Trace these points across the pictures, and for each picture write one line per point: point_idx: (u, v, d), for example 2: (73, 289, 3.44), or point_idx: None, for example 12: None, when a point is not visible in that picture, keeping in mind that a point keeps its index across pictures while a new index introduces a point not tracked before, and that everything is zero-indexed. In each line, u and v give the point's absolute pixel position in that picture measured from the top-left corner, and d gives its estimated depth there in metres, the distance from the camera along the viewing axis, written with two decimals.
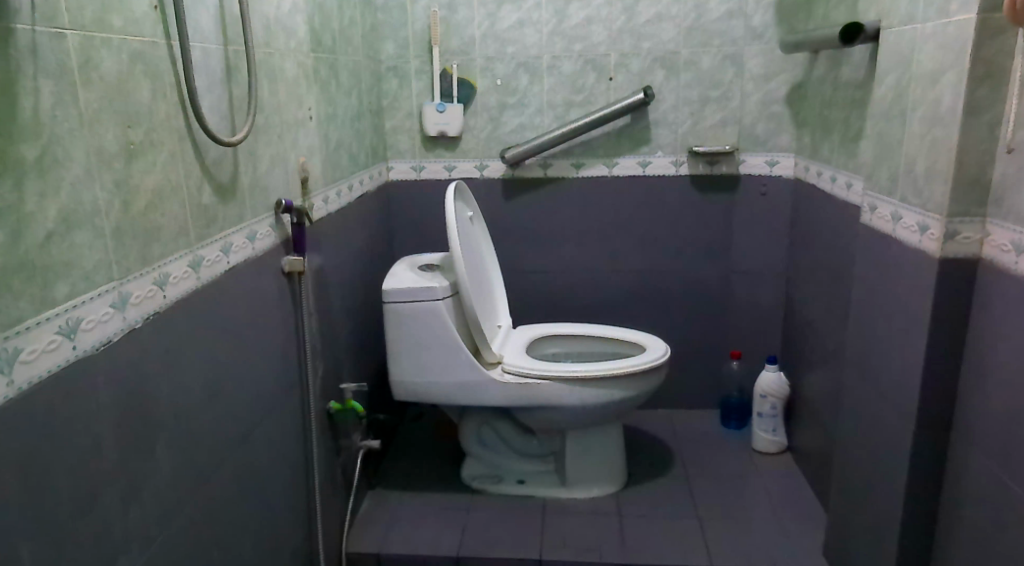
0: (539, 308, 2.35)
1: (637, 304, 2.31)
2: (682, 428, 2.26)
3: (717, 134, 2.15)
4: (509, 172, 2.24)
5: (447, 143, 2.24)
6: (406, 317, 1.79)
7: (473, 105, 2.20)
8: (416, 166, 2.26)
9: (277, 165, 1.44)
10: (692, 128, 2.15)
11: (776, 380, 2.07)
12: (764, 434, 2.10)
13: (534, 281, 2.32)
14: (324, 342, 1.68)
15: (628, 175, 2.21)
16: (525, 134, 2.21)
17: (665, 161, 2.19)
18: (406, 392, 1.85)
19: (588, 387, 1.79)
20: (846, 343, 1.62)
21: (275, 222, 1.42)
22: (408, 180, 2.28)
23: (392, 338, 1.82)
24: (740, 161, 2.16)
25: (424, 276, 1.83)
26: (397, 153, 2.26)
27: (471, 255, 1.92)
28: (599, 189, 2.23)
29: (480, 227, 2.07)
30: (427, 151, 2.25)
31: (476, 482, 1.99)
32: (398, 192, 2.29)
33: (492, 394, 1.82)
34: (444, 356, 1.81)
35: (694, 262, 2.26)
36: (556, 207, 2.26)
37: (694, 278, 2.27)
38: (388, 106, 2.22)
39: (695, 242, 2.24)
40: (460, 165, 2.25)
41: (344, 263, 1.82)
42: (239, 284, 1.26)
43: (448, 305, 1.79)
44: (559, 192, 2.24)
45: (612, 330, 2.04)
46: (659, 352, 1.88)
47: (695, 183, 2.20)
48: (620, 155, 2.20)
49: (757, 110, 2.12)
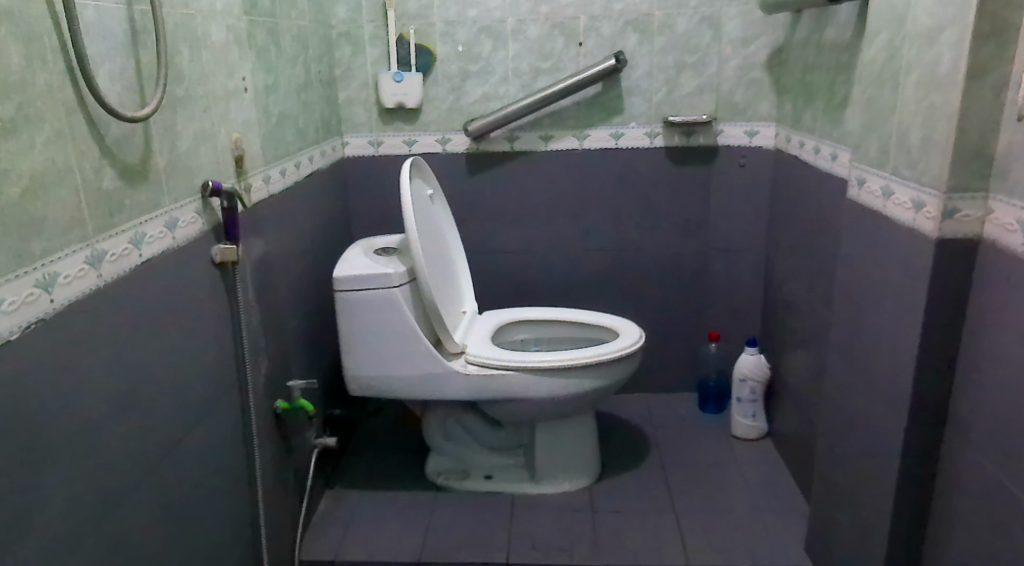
0: (508, 290, 2.22)
1: (611, 284, 2.19)
2: (658, 414, 2.16)
3: (694, 102, 2.01)
4: (472, 146, 2.09)
5: (406, 115, 2.09)
6: (359, 307, 1.66)
7: (432, 74, 2.05)
8: (373, 140, 2.12)
9: (204, 142, 1.29)
10: (668, 97, 2.02)
11: (755, 363, 1.95)
12: (743, 419, 2.00)
13: (502, 262, 2.19)
14: (269, 335, 1.55)
15: (600, 147, 2.07)
16: (489, 104, 2.06)
17: (639, 132, 2.05)
18: (362, 387, 1.72)
19: (557, 376, 1.67)
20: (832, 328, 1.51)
21: (202, 207, 1.28)
22: (365, 156, 2.13)
23: (345, 328, 1.68)
24: (718, 131, 2.03)
25: (378, 262, 1.69)
26: (352, 127, 2.10)
27: (430, 238, 1.78)
28: (570, 163, 2.09)
29: (442, 204, 1.94)
30: (385, 125, 2.10)
31: (441, 478, 1.87)
32: (354, 169, 2.14)
33: (454, 387, 1.70)
34: (402, 347, 1.68)
35: (670, 240, 2.14)
36: (523, 183, 2.12)
37: (671, 256, 2.15)
38: (342, 76, 2.06)
39: (671, 218, 2.12)
40: (421, 139, 2.10)
41: (291, 248, 1.68)
42: (154, 279, 1.12)
43: (404, 293, 1.66)
44: (527, 166, 2.10)
45: (583, 314, 1.92)
46: (633, 336, 1.76)
47: (672, 156, 2.07)
48: (591, 126, 2.06)
49: (736, 75, 1.98)
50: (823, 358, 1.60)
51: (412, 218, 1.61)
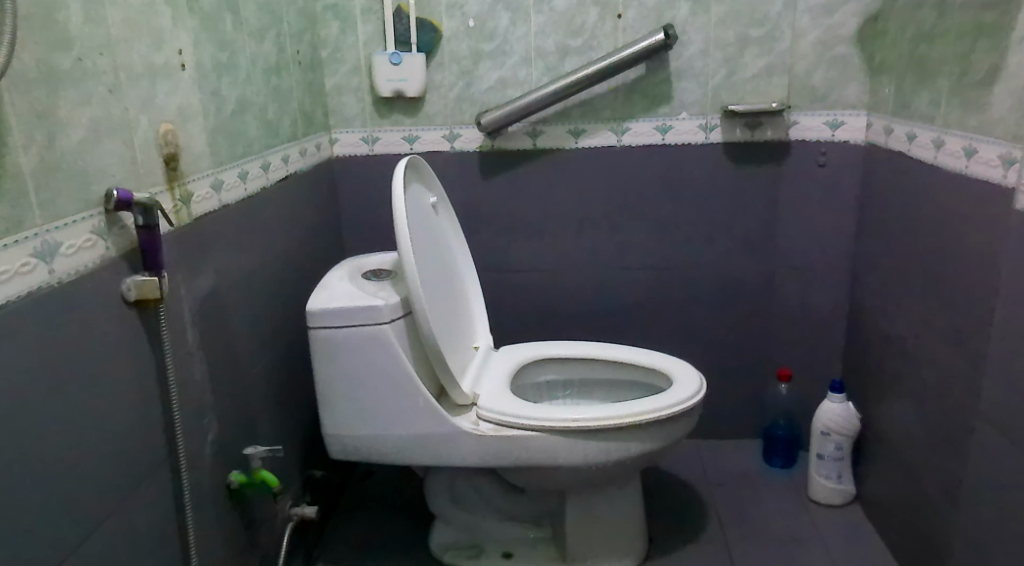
0: (531, 318, 1.84)
1: (655, 310, 1.80)
2: (714, 469, 1.77)
3: (761, 86, 1.63)
4: (487, 143, 1.72)
5: (406, 106, 1.72)
6: (342, 349, 1.29)
7: (437, 55, 1.68)
8: (366, 136, 1.75)
9: (113, 133, 0.93)
10: (727, 80, 1.63)
11: (841, 413, 1.57)
12: (825, 482, 1.62)
13: (523, 284, 1.81)
14: (223, 390, 1.18)
15: (644, 143, 1.69)
16: (507, 92, 1.69)
17: (691, 125, 1.67)
18: (343, 450, 1.35)
19: (595, 438, 1.29)
20: (983, 384, 1.13)
21: (109, 226, 0.91)
22: (357, 155, 1.77)
23: (322, 376, 1.31)
24: (790, 122, 1.64)
25: (367, 290, 1.32)
26: (342, 121, 1.74)
27: (432, 260, 1.42)
28: (607, 163, 1.71)
29: (449, 214, 1.57)
30: (381, 118, 1.73)
31: (448, 555, 1.49)
32: (345, 171, 1.78)
33: (462, 451, 1.32)
34: (394, 400, 1.31)
35: (729, 257, 1.75)
36: (550, 188, 1.74)
37: (729, 277, 1.76)
38: (328, 58, 1.70)
39: (730, 230, 1.73)
40: (425, 135, 1.73)
41: (254, 273, 1.31)
42: (10, 334, 0.76)
43: (398, 331, 1.29)
44: (554, 167, 1.73)
45: (626, 351, 1.55)
46: (693, 383, 1.38)
47: (732, 153, 1.68)
48: (631, 117, 1.68)
49: (815, 52, 1.59)
50: (957, 421, 1.21)
51: (408, 236, 1.25)
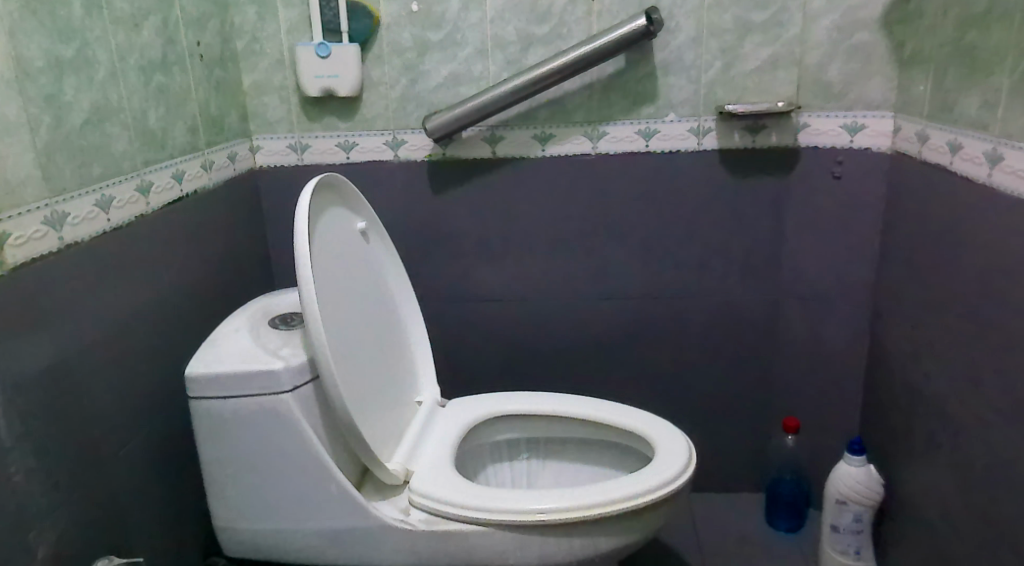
0: (494, 356, 1.56)
1: (639, 347, 1.53)
2: (707, 533, 1.50)
3: (765, 82, 1.34)
4: (437, 151, 1.44)
5: (339, 107, 1.44)
6: (234, 425, 1.02)
7: (375, 46, 1.39)
8: (294, 143, 1.47)
9: None
10: (724, 75, 1.35)
11: (862, 480, 1.29)
12: (840, 558, 1.34)
13: (483, 317, 1.53)
14: (46, 485, 0.91)
15: (623, 150, 1.41)
16: (460, 90, 1.41)
17: (680, 129, 1.39)
18: (241, 544, 1.09)
19: (553, 535, 1.03)
20: None
21: None
22: (284, 166, 1.49)
23: (209, 456, 1.05)
24: (800, 126, 1.35)
25: (266, 348, 1.05)
26: (265, 125, 1.46)
27: (353, 303, 1.15)
28: (579, 174, 1.43)
29: (383, 238, 1.29)
30: (311, 121, 1.45)
31: None
32: (270, 185, 1.50)
33: (388, 549, 1.06)
34: (300, 487, 1.04)
35: (726, 285, 1.47)
36: (511, 204, 1.46)
37: (726, 308, 1.48)
38: (245, 50, 1.41)
39: (727, 254, 1.45)
40: (363, 142, 1.45)
41: (117, 327, 1.04)
42: None
43: (302, 401, 1.02)
44: (517, 179, 1.44)
45: (602, 407, 1.27)
46: (680, 456, 1.11)
47: (729, 162, 1.40)
48: (609, 120, 1.39)
49: (831, 40, 1.30)
50: None
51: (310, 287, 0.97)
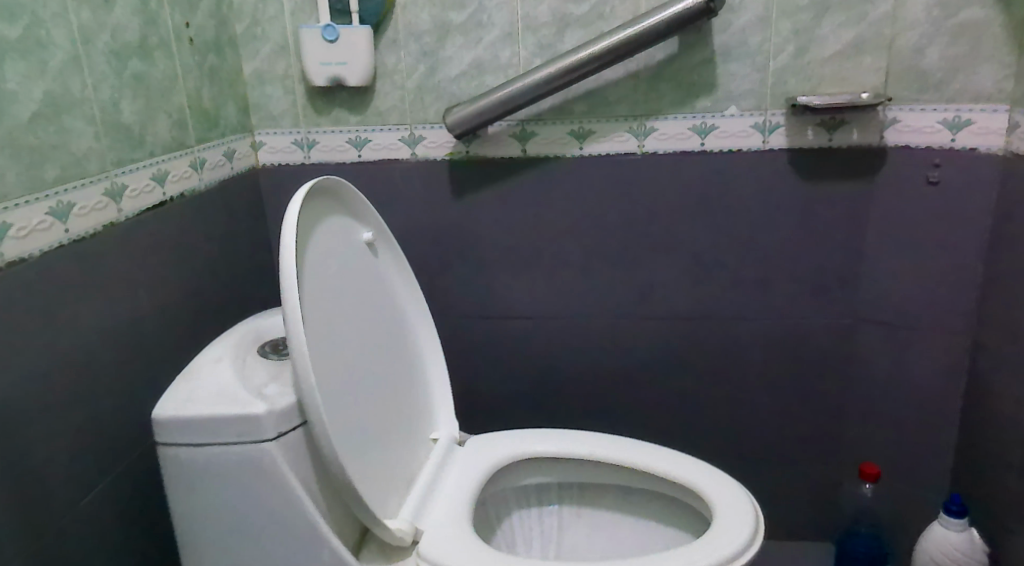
0: (523, 380, 1.38)
1: (688, 374, 1.33)
2: None
3: (845, 70, 1.13)
4: (460, 149, 1.26)
5: (350, 99, 1.26)
6: (205, 478, 0.85)
7: (389, 29, 1.22)
8: (299, 140, 1.30)
9: None
10: (796, 61, 1.14)
11: (960, 549, 1.11)
12: None
13: (511, 336, 1.35)
14: None
15: (675, 149, 1.22)
16: (486, 79, 1.23)
17: (742, 125, 1.19)
18: None
19: None
20: None
21: None
22: (288, 165, 1.32)
23: (178, 512, 0.87)
24: (886, 122, 1.15)
25: (249, 385, 0.87)
26: (267, 119, 1.30)
27: (352, 333, 0.97)
28: (624, 176, 1.24)
29: (393, 250, 1.11)
30: (318, 115, 1.28)
31: None
32: (274, 186, 1.33)
33: None
34: (285, 554, 0.87)
35: (792, 305, 1.27)
36: (545, 209, 1.27)
37: (791, 331, 1.28)
38: (244, 34, 1.25)
39: (794, 270, 1.25)
40: (376, 138, 1.28)
41: (75, 356, 0.88)
42: None
43: (288, 451, 0.84)
44: (551, 181, 1.26)
45: (650, 453, 1.08)
46: (745, 525, 0.91)
47: (799, 164, 1.19)
48: (658, 115, 1.20)
49: (930, 18, 1.08)
50: None
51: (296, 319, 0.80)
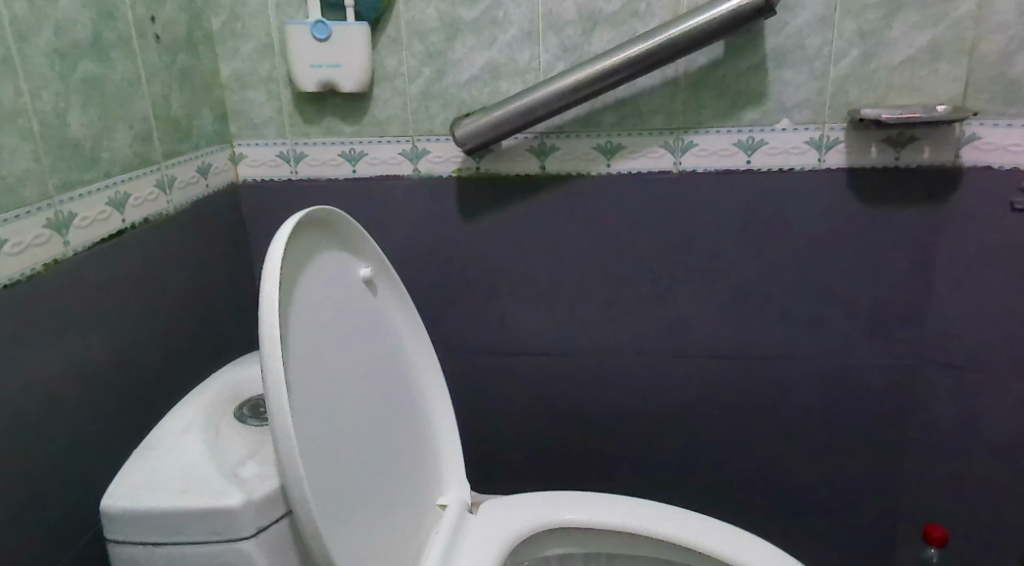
0: (539, 423, 1.23)
1: (726, 417, 1.18)
2: None
3: (918, 79, 0.98)
4: (470, 164, 1.10)
5: (343, 106, 1.10)
6: None
7: (390, 27, 1.05)
8: (285, 152, 1.14)
9: None
10: (862, 68, 0.99)
11: None
12: None
13: (526, 375, 1.20)
14: None
15: (717, 167, 1.06)
16: (500, 85, 1.07)
17: (795, 140, 1.03)
18: None
19: None
20: None
21: None
22: (272, 180, 1.15)
23: None
24: (963, 138, 1.00)
25: (221, 464, 0.70)
26: (249, 128, 1.13)
27: (348, 394, 0.79)
28: (659, 197, 1.08)
29: (396, 289, 0.93)
30: (307, 124, 1.12)
31: None
32: (256, 205, 1.17)
33: None
34: None
35: (846, 343, 1.12)
36: (568, 234, 1.12)
37: (843, 372, 1.14)
38: (222, 31, 1.08)
39: (850, 304, 1.10)
40: (373, 152, 1.12)
41: (3, 431, 0.71)
42: None
43: (271, 549, 0.68)
44: (575, 202, 1.10)
45: (697, 527, 0.93)
46: None
47: (860, 185, 1.04)
48: (699, 128, 1.05)
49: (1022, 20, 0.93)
50: None
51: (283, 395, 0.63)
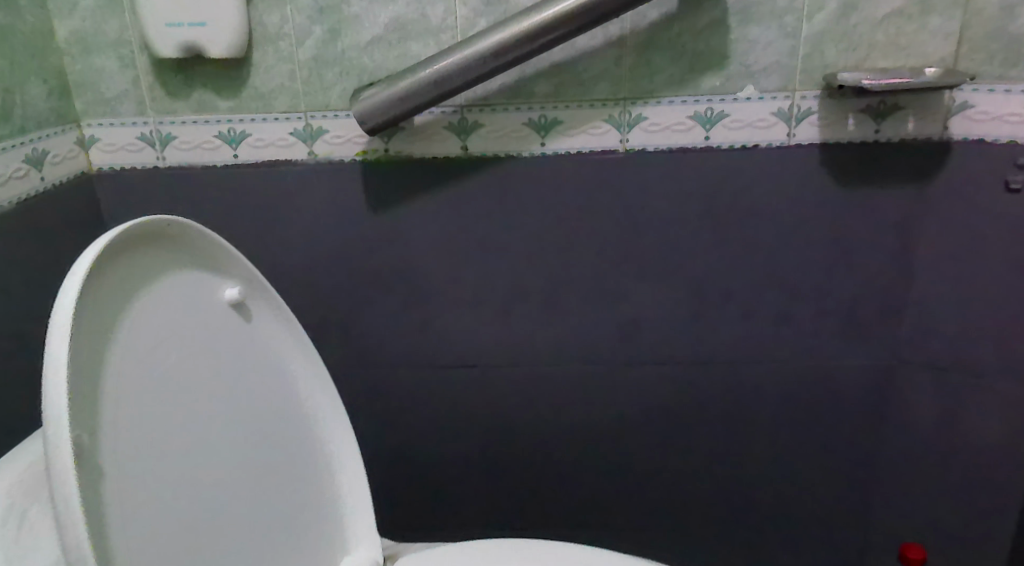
0: (472, 444, 1.06)
1: (684, 429, 1.04)
2: None
3: (903, 37, 0.83)
4: (377, 145, 0.91)
5: (216, 75, 0.89)
6: None
7: None
8: (148, 134, 0.92)
9: None
10: (839, 24, 0.83)
11: None
12: None
13: (455, 390, 1.03)
14: None
15: (670, 145, 0.89)
16: (410, 47, 0.87)
17: (762, 111, 0.87)
18: None
19: None
20: None
21: None
22: (134, 169, 0.94)
23: None
24: (953, 106, 0.86)
25: None
26: (99, 104, 0.91)
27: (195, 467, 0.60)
28: (603, 182, 0.91)
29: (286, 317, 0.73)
30: (172, 98, 0.90)
31: None
32: (116, 200, 0.95)
33: None
34: None
35: (818, 343, 0.98)
36: (497, 227, 0.94)
37: (814, 375, 1.00)
38: None
39: (823, 301, 0.96)
40: (256, 131, 0.91)
41: None
42: None
43: None
44: (504, 189, 0.92)
45: None
46: None
47: (835, 164, 0.89)
48: (649, 98, 0.88)
49: None
50: None
51: None
